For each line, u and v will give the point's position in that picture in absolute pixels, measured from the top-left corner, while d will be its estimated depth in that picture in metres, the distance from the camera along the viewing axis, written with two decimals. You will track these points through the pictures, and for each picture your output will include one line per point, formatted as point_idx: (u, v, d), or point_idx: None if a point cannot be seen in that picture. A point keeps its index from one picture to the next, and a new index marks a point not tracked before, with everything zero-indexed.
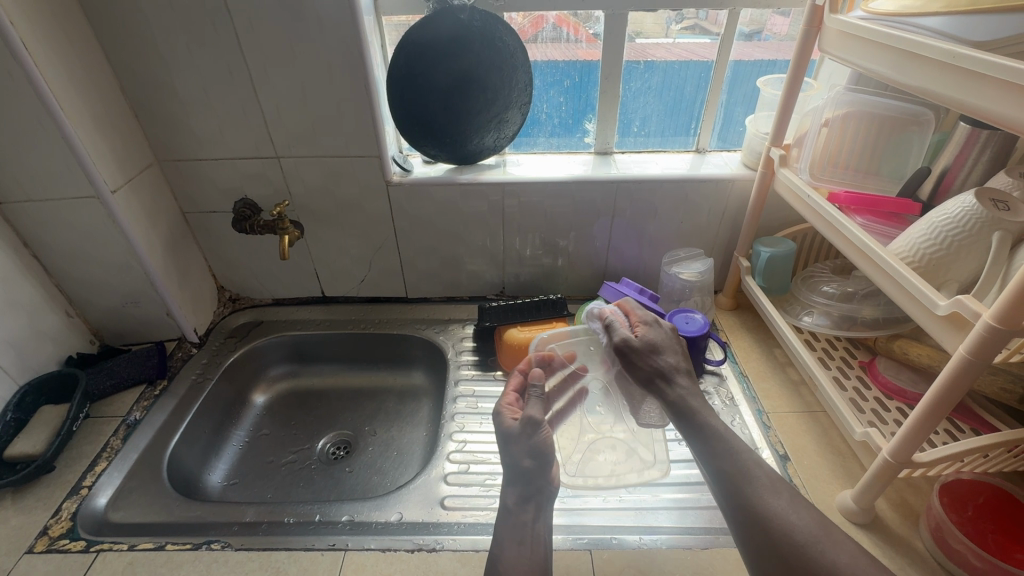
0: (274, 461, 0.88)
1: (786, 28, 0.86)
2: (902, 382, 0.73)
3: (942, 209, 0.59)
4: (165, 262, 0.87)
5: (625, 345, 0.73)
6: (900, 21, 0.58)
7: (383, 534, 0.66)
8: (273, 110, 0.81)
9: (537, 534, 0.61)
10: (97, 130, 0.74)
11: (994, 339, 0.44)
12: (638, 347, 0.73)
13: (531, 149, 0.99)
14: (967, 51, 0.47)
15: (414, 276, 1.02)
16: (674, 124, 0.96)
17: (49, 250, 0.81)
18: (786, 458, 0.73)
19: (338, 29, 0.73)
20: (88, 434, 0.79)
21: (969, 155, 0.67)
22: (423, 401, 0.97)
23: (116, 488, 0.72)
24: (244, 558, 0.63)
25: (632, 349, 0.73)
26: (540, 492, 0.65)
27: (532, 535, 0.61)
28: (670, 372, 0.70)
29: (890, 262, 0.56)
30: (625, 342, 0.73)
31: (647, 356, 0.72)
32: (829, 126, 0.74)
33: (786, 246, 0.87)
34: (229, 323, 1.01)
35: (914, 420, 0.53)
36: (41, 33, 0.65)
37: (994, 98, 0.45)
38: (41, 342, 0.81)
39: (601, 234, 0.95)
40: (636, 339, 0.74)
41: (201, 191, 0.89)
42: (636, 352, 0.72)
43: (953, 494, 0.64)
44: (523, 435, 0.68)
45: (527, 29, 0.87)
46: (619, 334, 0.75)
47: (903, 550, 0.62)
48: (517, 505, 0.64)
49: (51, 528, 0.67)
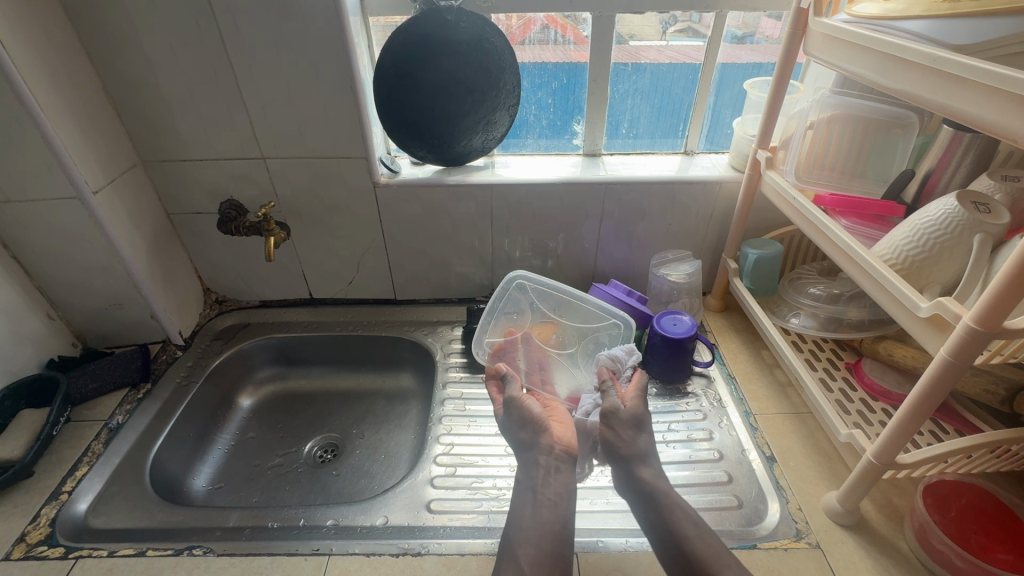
0: (260, 464, 0.87)
1: (776, 30, 0.87)
2: (887, 384, 0.74)
3: (925, 211, 0.59)
4: (149, 264, 0.86)
5: (613, 413, 0.68)
6: (882, 25, 0.59)
7: (368, 538, 0.65)
8: (258, 110, 0.80)
9: (547, 506, 0.63)
10: (78, 130, 0.73)
11: (975, 341, 0.44)
12: (626, 419, 0.68)
13: (519, 151, 0.99)
14: (945, 54, 0.48)
15: (402, 278, 1.01)
16: (664, 126, 0.96)
17: (29, 252, 0.80)
18: (773, 460, 0.73)
19: (324, 29, 0.73)
20: (69, 439, 0.78)
21: (952, 157, 0.68)
22: (412, 403, 0.97)
23: (97, 493, 0.71)
24: (226, 563, 0.63)
25: (612, 420, 0.68)
26: (546, 460, 0.68)
27: (541, 513, 0.63)
28: (649, 455, 0.66)
29: (873, 263, 0.56)
30: (614, 408, 0.68)
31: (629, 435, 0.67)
32: (814, 129, 0.74)
33: (773, 248, 0.88)
34: (215, 326, 1.00)
35: (897, 421, 0.54)
36: (20, 31, 0.64)
37: (974, 102, 0.46)
38: (21, 345, 0.80)
39: (589, 236, 0.95)
40: (627, 410, 0.69)
41: (185, 192, 0.88)
42: (621, 424, 0.68)
43: (937, 495, 0.65)
44: (511, 408, 0.72)
45: (515, 32, 0.87)
46: (611, 399, 0.70)
47: (888, 551, 0.62)
48: (529, 478, 0.67)
49: (29, 535, 0.66)
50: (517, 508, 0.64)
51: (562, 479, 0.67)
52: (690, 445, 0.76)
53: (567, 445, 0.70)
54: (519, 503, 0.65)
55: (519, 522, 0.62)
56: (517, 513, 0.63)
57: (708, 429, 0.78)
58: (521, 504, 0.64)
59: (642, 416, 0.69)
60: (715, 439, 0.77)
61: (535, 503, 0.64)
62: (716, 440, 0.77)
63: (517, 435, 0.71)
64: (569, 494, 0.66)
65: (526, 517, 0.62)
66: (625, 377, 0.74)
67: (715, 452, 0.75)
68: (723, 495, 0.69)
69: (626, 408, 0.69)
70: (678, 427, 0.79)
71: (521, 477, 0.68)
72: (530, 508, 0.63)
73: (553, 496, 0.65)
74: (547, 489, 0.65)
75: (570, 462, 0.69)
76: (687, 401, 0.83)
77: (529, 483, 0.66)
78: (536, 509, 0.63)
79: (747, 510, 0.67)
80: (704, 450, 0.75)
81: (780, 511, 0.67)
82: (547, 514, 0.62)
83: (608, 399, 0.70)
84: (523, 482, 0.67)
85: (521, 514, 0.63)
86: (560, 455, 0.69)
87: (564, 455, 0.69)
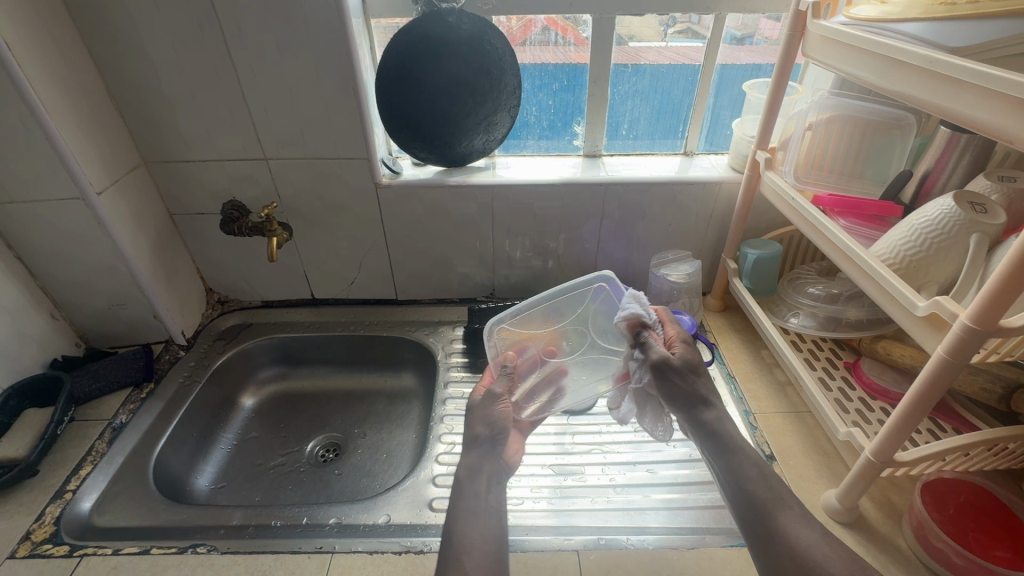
0: (262, 464, 0.88)
1: (775, 32, 0.88)
2: (886, 383, 0.74)
3: (923, 212, 0.60)
4: (152, 264, 0.87)
5: (670, 363, 0.67)
6: (879, 27, 0.59)
7: (371, 536, 0.66)
8: (260, 111, 0.80)
9: (489, 513, 0.63)
10: (82, 131, 0.73)
11: (971, 340, 0.45)
12: (682, 367, 0.67)
13: (520, 152, 0.99)
14: (942, 56, 0.48)
15: (404, 278, 1.02)
16: (663, 127, 0.97)
17: (33, 252, 0.80)
18: (773, 459, 0.74)
19: (327, 31, 0.74)
20: (72, 438, 0.78)
21: (949, 158, 0.68)
22: (413, 403, 0.97)
23: (101, 492, 0.71)
24: (230, 561, 0.63)
25: (670, 368, 0.67)
26: (490, 466, 0.67)
27: (486, 523, 0.62)
28: (709, 397, 0.68)
29: (871, 263, 0.57)
30: (668, 361, 0.67)
31: (688, 379, 0.68)
32: (812, 130, 0.75)
33: (773, 248, 0.88)
34: (217, 326, 1.00)
35: (895, 419, 0.54)
36: (25, 33, 0.65)
37: (971, 104, 0.46)
38: (25, 345, 0.80)
39: (590, 236, 0.96)
40: (679, 355, 0.68)
41: (188, 193, 0.89)
42: (678, 373, 0.67)
43: (935, 493, 0.65)
44: (480, 408, 0.71)
45: (516, 33, 0.87)
46: (661, 350, 0.68)
47: (886, 548, 0.62)
48: (470, 482, 0.65)
49: (33, 533, 0.66)
50: (462, 510, 0.62)
51: (497, 493, 0.66)
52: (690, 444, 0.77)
53: (507, 459, 0.71)
54: (462, 506, 0.63)
55: (463, 528, 0.60)
56: (457, 514, 0.62)
57: None
58: (466, 505, 0.63)
59: (693, 360, 0.68)
60: None
61: (478, 510, 0.63)
62: None
63: (472, 428, 0.69)
64: (503, 512, 0.65)
65: (472, 522, 0.61)
66: (654, 322, 0.72)
67: None
68: None
69: (677, 355, 0.68)
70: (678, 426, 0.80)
71: (460, 476, 0.66)
72: (474, 513, 0.62)
73: (490, 508, 0.64)
74: (489, 497, 0.65)
75: (505, 474, 0.70)
76: None
77: (472, 490, 0.64)
78: (476, 515, 0.62)
79: None
80: None
81: None
82: (493, 520, 0.62)
83: (656, 350, 0.67)
84: (462, 484, 0.65)
85: (463, 518, 0.61)
86: (499, 465, 0.69)
87: (500, 470, 0.69)
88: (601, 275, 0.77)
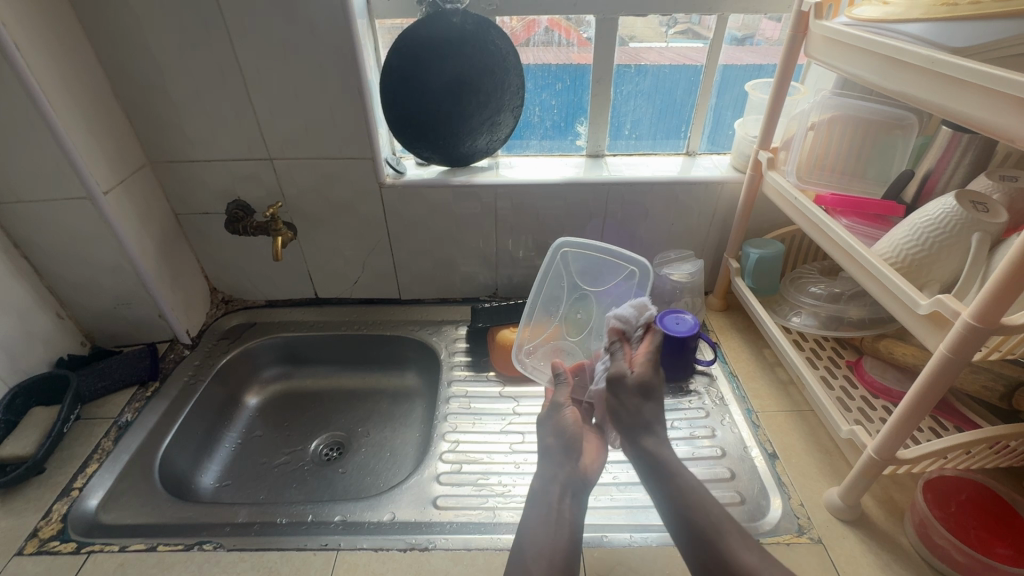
0: (267, 462, 0.88)
1: (776, 32, 0.88)
2: (888, 381, 0.75)
3: (924, 211, 0.60)
4: (157, 263, 0.87)
5: (618, 381, 0.66)
6: (881, 28, 0.60)
7: (376, 534, 0.66)
8: (266, 112, 0.81)
9: (559, 525, 0.60)
10: (89, 132, 0.74)
11: (974, 337, 0.45)
12: (632, 386, 0.66)
13: (523, 152, 1.00)
14: (943, 57, 0.49)
15: (407, 278, 1.02)
16: (665, 127, 0.97)
17: (40, 251, 0.81)
18: (775, 457, 0.74)
19: (332, 32, 0.74)
20: (79, 436, 0.79)
21: (951, 158, 0.69)
22: (416, 402, 0.98)
23: (107, 489, 0.72)
24: (236, 558, 0.64)
25: (620, 385, 0.66)
26: (567, 479, 0.66)
27: (549, 531, 0.60)
28: (655, 425, 0.65)
29: (873, 262, 0.57)
30: (619, 374, 0.67)
31: (636, 403, 0.65)
32: (815, 130, 0.75)
33: (774, 247, 0.89)
34: (221, 325, 1.01)
35: (897, 417, 0.55)
36: (33, 34, 0.66)
37: (972, 104, 0.47)
38: (32, 344, 0.81)
39: (592, 236, 0.96)
40: (634, 376, 0.66)
41: (193, 192, 0.89)
42: (628, 392, 0.66)
43: (938, 491, 0.65)
44: (548, 417, 0.73)
45: (519, 33, 0.87)
46: (617, 364, 0.68)
47: (888, 546, 0.63)
48: (544, 491, 0.64)
49: (41, 530, 0.66)
50: (530, 517, 0.62)
51: (573, 505, 0.63)
52: (692, 442, 0.77)
53: (583, 471, 0.68)
54: (531, 515, 0.62)
55: (525, 539, 0.59)
56: (525, 527, 0.61)
57: (711, 427, 0.79)
58: (534, 515, 0.62)
59: (647, 382, 0.66)
60: (717, 436, 0.78)
61: (552, 521, 0.61)
62: (718, 437, 0.78)
63: (551, 437, 0.70)
64: (578, 523, 0.62)
65: (529, 533, 0.60)
66: (636, 336, 0.72)
67: (718, 449, 0.76)
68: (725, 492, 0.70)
69: (632, 376, 0.66)
70: (680, 424, 0.80)
71: (534, 488, 0.66)
72: (539, 524, 0.60)
73: (563, 518, 0.61)
74: (563, 509, 0.62)
75: (583, 489, 0.67)
76: (689, 399, 0.84)
77: (544, 499, 0.63)
78: (548, 526, 0.60)
79: (749, 506, 0.68)
80: (707, 447, 0.76)
81: (782, 506, 0.68)
82: (557, 530, 0.60)
83: (613, 366, 0.68)
84: (535, 494, 0.64)
85: (528, 530, 0.60)
86: (570, 477, 0.66)
87: (579, 483, 0.66)
88: (634, 261, 0.81)
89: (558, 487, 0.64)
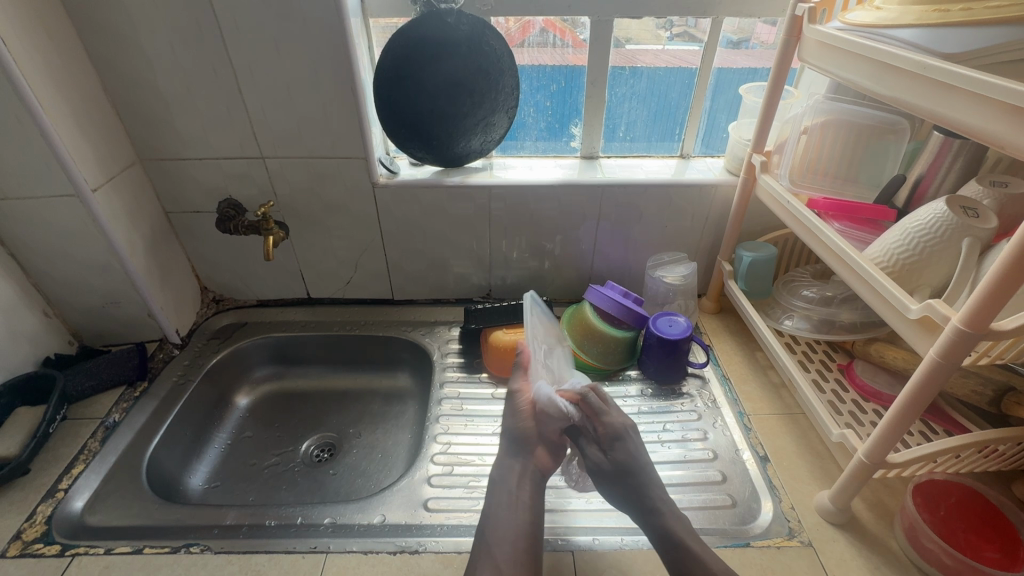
0: (257, 463, 0.87)
1: (770, 36, 0.88)
2: (878, 385, 0.75)
3: (915, 216, 0.60)
4: (147, 262, 0.86)
5: (599, 470, 0.68)
6: (875, 33, 0.60)
7: (366, 536, 0.66)
8: (258, 110, 0.80)
9: (522, 507, 0.64)
10: (77, 129, 0.73)
11: (963, 342, 0.45)
12: (610, 469, 0.68)
13: (518, 153, 1.00)
14: (936, 62, 0.49)
15: (400, 278, 1.02)
16: (660, 129, 0.97)
17: (27, 249, 0.80)
18: (766, 460, 0.74)
19: (326, 30, 0.74)
20: (65, 437, 0.78)
21: (942, 163, 0.69)
22: (408, 403, 0.97)
23: (93, 491, 0.71)
24: (224, 561, 0.63)
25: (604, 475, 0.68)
26: (521, 466, 0.69)
27: (515, 517, 0.63)
28: (647, 473, 0.67)
29: (864, 266, 0.57)
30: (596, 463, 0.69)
31: (625, 475, 0.66)
32: (807, 134, 0.75)
33: (768, 250, 0.89)
34: (212, 325, 1.00)
35: (887, 422, 0.55)
36: (20, 28, 0.65)
37: (963, 110, 0.47)
38: (18, 343, 0.80)
39: (586, 238, 0.96)
40: (609, 458, 0.69)
41: (184, 190, 0.88)
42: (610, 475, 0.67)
43: (927, 494, 0.66)
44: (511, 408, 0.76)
45: (514, 34, 0.87)
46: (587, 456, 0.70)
47: (878, 549, 0.63)
48: (503, 479, 0.68)
49: (24, 532, 0.65)
50: (495, 497, 0.66)
51: (531, 486, 0.67)
52: (684, 445, 0.77)
53: (540, 466, 0.70)
54: (495, 494, 0.66)
55: (493, 518, 0.63)
56: (490, 513, 0.64)
57: (703, 429, 0.79)
58: (498, 497, 0.66)
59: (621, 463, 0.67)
60: (710, 439, 0.78)
61: (510, 504, 0.64)
62: (710, 440, 0.78)
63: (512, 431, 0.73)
64: (539, 507, 0.66)
65: (499, 515, 0.63)
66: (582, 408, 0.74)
67: (710, 452, 0.76)
68: (717, 494, 0.70)
69: (609, 458, 0.69)
70: (673, 427, 0.80)
71: (499, 472, 0.69)
72: (506, 505, 0.64)
73: (524, 502, 0.65)
74: (521, 492, 0.66)
75: (544, 481, 0.69)
76: (682, 401, 0.84)
77: (505, 485, 0.67)
78: (509, 507, 0.64)
79: (740, 509, 0.68)
80: (699, 450, 0.76)
81: (772, 509, 0.68)
82: (522, 513, 0.64)
83: (587, 460, 0.70)
84: (500, 478, 0.68)
85: (495, 510, 0.64)
86: (530, 467, 0.70)
87: (536, 473, 0.69)
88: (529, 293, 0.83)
89: (523, 470, 0.69)
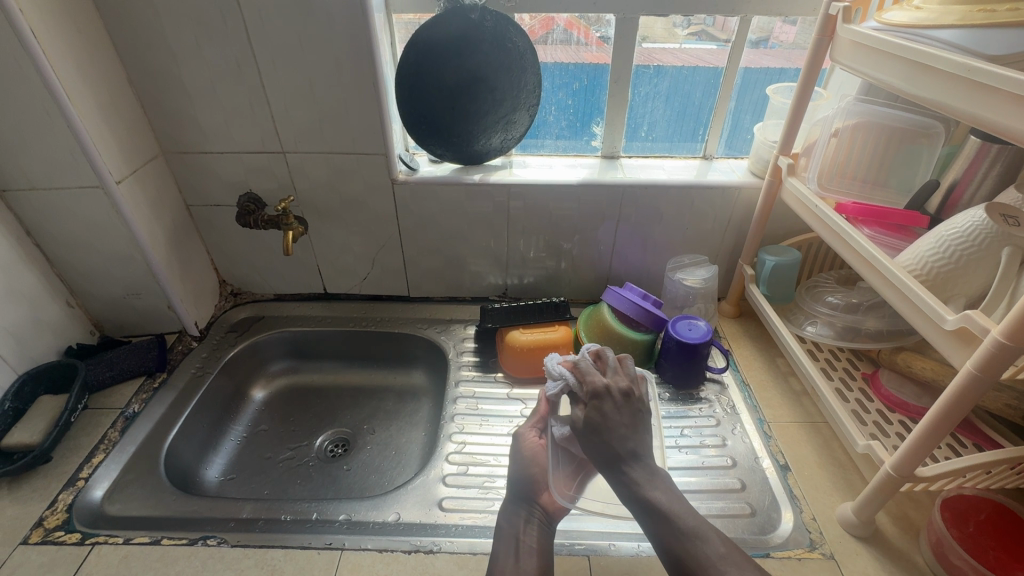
0: (272, 457, 0.88)
1: (792, 35, 0.86)
2: (905, 396, 0.73)
3: (953, 223, 0.59)
4: (168, 255, 0.87)
5: (595, 430, 0.60)
6: (914, 34, 0.58)
7: (381, 534, 0.66)
8: (280, 104, 0.80)
9: (530, 552, 0.60)
10: (103, 122, 0.74)
11: (1003, 356, 0.44)
12: (621, 416, 0.61)
13: (537, 151, 0.99)
14: (981, 64, 0.47)
15: (417, 275, 1.02)
16: (682, 129, 0.96)
17: (52, 239, 0.81)
18: (787, 469, 0.73)
19: (349, 26, 0.73)
20: (86, 426, 0.78)
21: (979, 168, 0.67)
22: (423, 401, 0.97)
23: (112, 480, 0.72)
24: (240, 554, 0.63)
25: (589, 432, 0.61)
26: (525, 514, 0.64)
27: (524, 560, 0.58)
28: (630, 438, 0.59)
29: (897, 274, 0.56)
30: (603, 419, 0.61)
31: (602, 434, 0.60)
32: (838, 137, 0.74)
33: (791, 255, 0.87)
34: (230, 318, 1.01)
35: (917, 435, 0.53)
36: (49, 21, 0.65)
37: (1003, 112, 0.45)
38: (42, 332, 0.81)
39: (604, 239, 0.95)
40: (614, 404, 0.61)
41: (205, 184, 0.89)
42: (612, 430, 0.60)
43: (955, 509, 0.64)
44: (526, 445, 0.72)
45: (536, 29, 0.86)
46: (596, 409, 0.61)
47: (903, 564, 0.61)
48: (509, 529, 0.63)
49: (46, 519, 0.66)
50: (501, 547, 0.61)
51: (538, 535, 0.62)
52: (700, 450, 0.76)
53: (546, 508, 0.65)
54: (499, 547, 0.61)
55: (502, 566, 0.58)
56: (496, 562, 0.59)
57: (721, 436, 0.78)
58: (503, 547, 0.60)
59: (596, 416, 0.61)
60: (727, 445, 0.77)
61: (518, 549, 0.60)
62: (729, 447, 0.76)
63: (516, 479, 0.68)
64: (547, 550, 0.62)
65: (508, 563, 0.58)
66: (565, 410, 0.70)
67: (727, 459, 0.75)
68: (735, 503, 0.69)
69: (598, 415, 0.61)
70: (689, 433, 0.79)
71: (502, 524, 0.64)
72: (511, 553, 0.59)
73: (531, 547, 0.60)
74: (528, 537, 0.61)
75: (549, 527, 0.64)
76: (700, 407, 0.83)
77: (511, 531, 0.62)
78: (519, 556, 0.59)
79: (759, 519, 0.67)
80: (716, 456, 0.75)
81: (793, 520, 0.66)
82: (530, 557, 0.59)
83: (596, 415, 0.61)
84: (504, 528, 0.63)
85: (503, 561, 0.58)
86: (537, 516, 0.64)
87: (541, 520, 0.64)
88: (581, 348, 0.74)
89: (528, 518, 0.64)
